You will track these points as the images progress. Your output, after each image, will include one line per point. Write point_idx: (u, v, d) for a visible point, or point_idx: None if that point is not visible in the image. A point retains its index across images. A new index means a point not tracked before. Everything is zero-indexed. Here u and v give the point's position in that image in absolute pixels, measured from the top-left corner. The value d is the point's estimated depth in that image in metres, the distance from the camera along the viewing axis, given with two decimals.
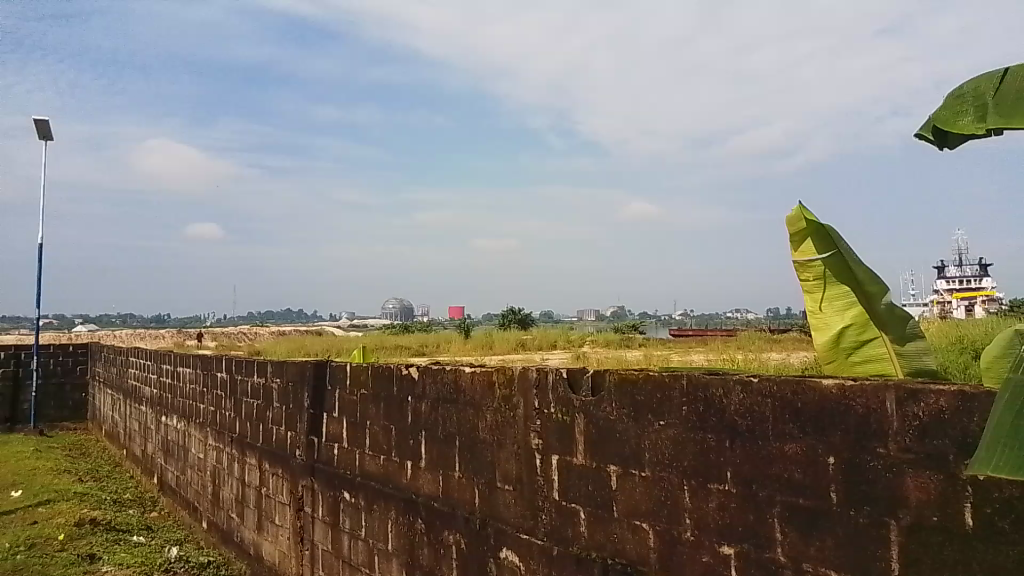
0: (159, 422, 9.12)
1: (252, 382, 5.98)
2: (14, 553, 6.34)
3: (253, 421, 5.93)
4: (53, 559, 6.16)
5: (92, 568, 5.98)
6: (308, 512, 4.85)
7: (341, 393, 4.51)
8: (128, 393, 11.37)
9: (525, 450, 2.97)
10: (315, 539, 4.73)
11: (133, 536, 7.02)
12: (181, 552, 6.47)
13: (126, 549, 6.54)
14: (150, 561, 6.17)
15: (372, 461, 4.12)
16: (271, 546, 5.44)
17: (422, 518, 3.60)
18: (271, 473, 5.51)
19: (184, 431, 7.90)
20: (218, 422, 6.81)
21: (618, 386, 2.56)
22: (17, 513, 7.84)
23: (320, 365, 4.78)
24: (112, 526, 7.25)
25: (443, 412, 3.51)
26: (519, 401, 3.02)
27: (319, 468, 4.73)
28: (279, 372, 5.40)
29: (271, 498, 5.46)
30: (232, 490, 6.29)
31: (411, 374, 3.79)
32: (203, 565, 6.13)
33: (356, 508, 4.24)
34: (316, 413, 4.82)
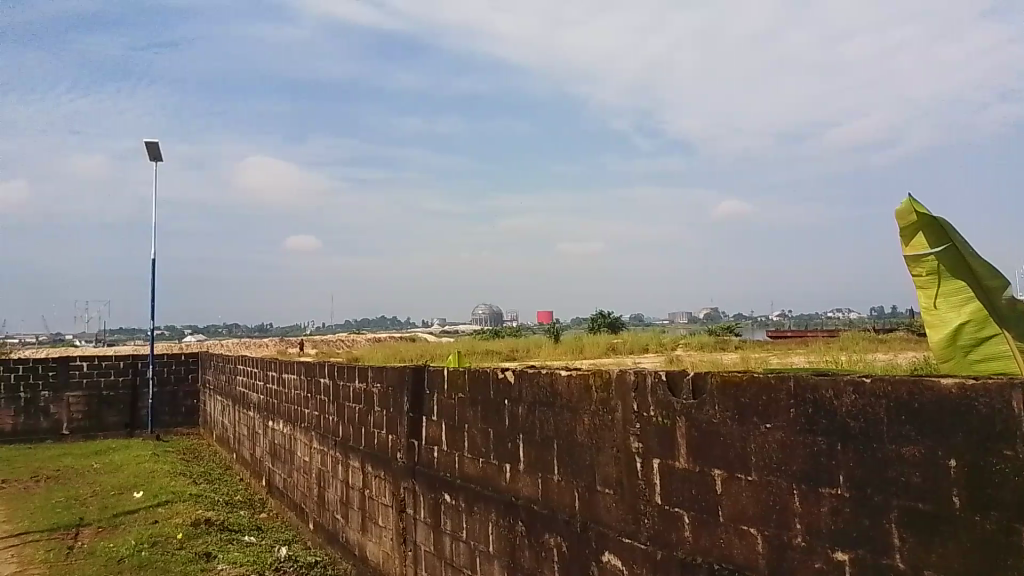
0: (265, 426, 9.51)
1: (354, 387, 6.16)
2: (138, 551, 6.73)
3: (355, 424, 6.09)
4: (174, 557, 6.51)
5: (209, 566, 6.28)
6: (410, 513, 4.95)
7: (439, 397, 4.59)
8: (236, 399, 11.87)
9: (625, 454, 2.95)
10: (418, 541, 4.82)
11: (244, 536, 7.33)
12: (290, 552, 6.71)
13: (238, 548, 6.83)
14: (262, 560, 6.43)
15: (471, 463, 4.17)
16: (375, 546, 5.57)
17: (522, 521, 3.62)
18: (373, 476, 5.66)
19: (289, 435, 8.21)
20: (322, 426, 7.04)
21: (721, 389, 2.51)
22: (140, 513, 8.33)
23: (418, 370, 4.88)
24: (226, 526, 7.60)
25: (541, 415, 3.52)
26: (617, 404, 3.00)
27: (420, 471, 4.83)
28: (380, 377, 5.54)
29: (374, 500, 5.60)
30: (336, 491, 6.49)
31: (507, 378, 3.83)
32: (310, 565, 6.35)
33: (456, 511, 4.30)
34: (415, 417, 4.93)
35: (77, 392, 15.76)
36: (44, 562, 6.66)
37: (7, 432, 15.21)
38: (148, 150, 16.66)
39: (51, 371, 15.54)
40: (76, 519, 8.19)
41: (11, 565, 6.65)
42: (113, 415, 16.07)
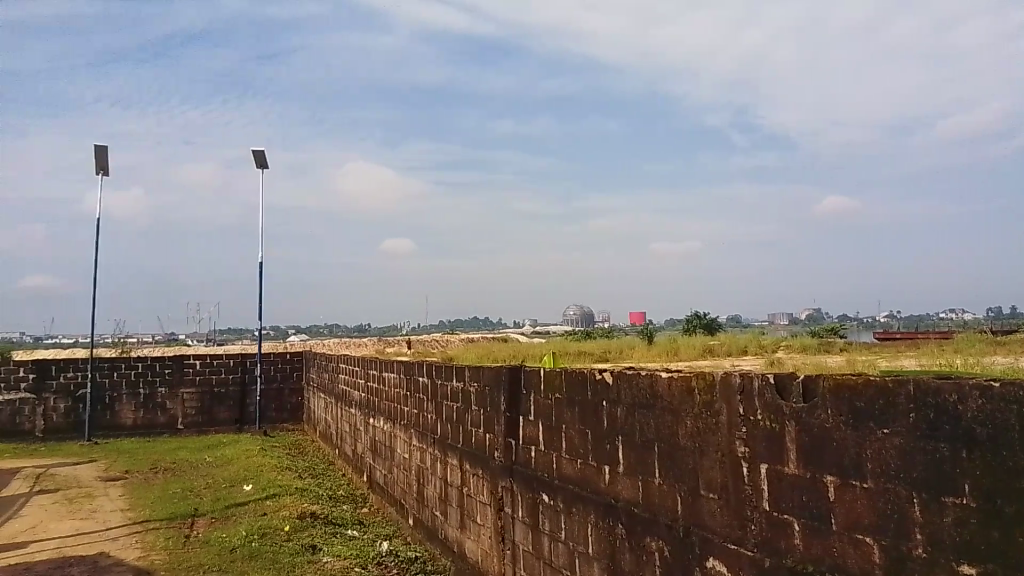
0: (366, 423, 9.78)
1: (451, 386, 6.26)
2: (249, 541, 7.04)
3: (453, 423, 6.18)
4: (282, 548, 6.78)
5: (314, 558, 6.50)
6: (508, 512, 4.98)
7: (536, 397, 4.60)
8: (339, 397, 12.26)
9: (730, 458, 2.88)
10: (516, 539, 4.85)
11: (347, 530, 7.56)
12: (391, 547, 6.87)
13: (342, 542, 7.04)
14: (365, 554, 6.62)
15: (569, 464, 4.16)
16: (474, 544, 5.64)
17: (623, 523, 3.59)
18: (472, 474, 5.73)
19: (390, 432, 8.41)
20: (421, 424, 7.18)
21: (834, 392, 2.42)
22: (250, 505, 8.72)
23: (515, 369, 4.91)
24: (330, 520, 7.84)
25: (641, 418, 3.47)
26: (721, 408, 2.93)
27: (518, 470, 4.85)
28: (477, 376, 5.61)
29: (473, 498, 5.66)
30: (435, 489, 6.60)
31: (605, 379, 3.80)
32: (411, 560, 6.49)
33: (555, 511, 4.31)
34: (513, 416, 4.95)
35: (191, 389, 16.62)
36: (164, 549, 7.04)
37: (128, 426, 16.19)
38: (254, 158, 17.43)
39: (166, 368, 16.45)
40: (192, 509, 8.64)
41: (135, 551, 7.07)
42: (224, 410, 16.86)
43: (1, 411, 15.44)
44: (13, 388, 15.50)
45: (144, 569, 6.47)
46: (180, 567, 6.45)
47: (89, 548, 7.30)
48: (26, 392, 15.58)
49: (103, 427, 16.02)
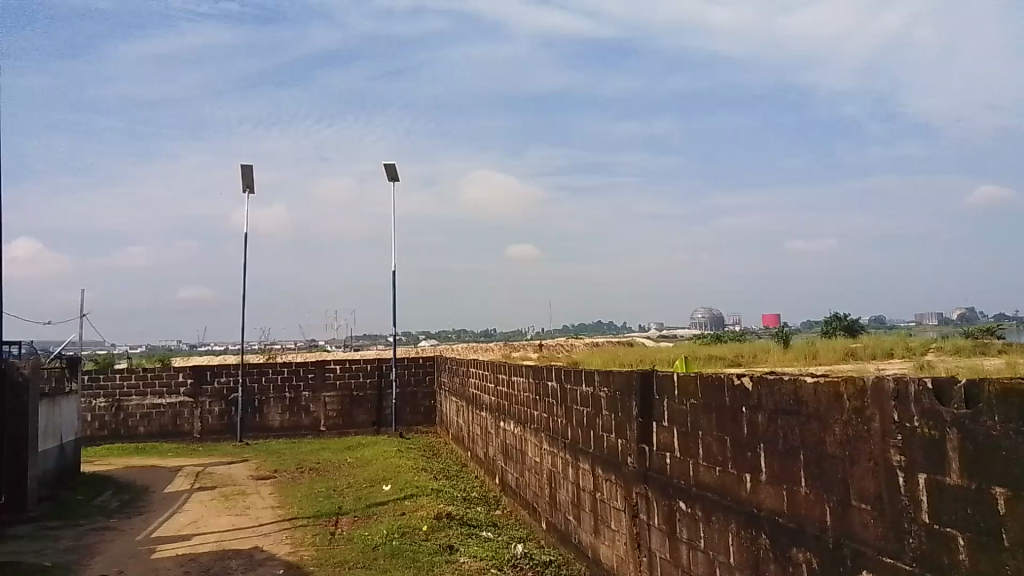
0: (498, 426, 9.92)
1: (581, 391, 6.26)
2: (390, 539, 7.31)
3: (584, 427, 6.18)
4: (421, 547, 6.99)
5: (452, 558, 6.67)
6: (643, 519, 4.93)
7: (670, 403, 4.53)
8: (470, 400, 12.52)
9: (884, 467, 2.73)
10: (653, 547, 4.78)
11: (482, 532, 7.71)
12: (526, 550, 6.95)
13: (477, 543, 7.19)
14: (500, 555, 6.73)
15: (707, 471, 4.07)
16: (609, 550, 5.61)
17: (767, 534, 3.48)
18: (605, 479, 5.70)
19: (520, 436, 8.50)
20: (552, 428, 7.22)
21: (1001, 397, 2.25)
22: (389, 504, 9.05)
23: (647, 375, 4.85)
24: (465, 521, 8.02)
25: (785, 424, 3.35)
26: (873, 415, 2.79)
27: (653, 476, 4.79)
28: (607, 381, 5.59)
29: (606, 503, 5.64)
30: (568, 493, 6.62)
31: (744, 385, 3.69)
32: (546, 563, 6.53)
33: (693, 519, 4.23)
34: (646, 421, 4.89)
35: (332, 392, 17.44)
36: (311, 545, 7.41)
37: (276, 427, 17.17)
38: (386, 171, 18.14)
39: (309, 373, 17.34)
40: (336, 507, 9.06)
41: (285, 546, 7.49)
42: (362, 413, 17.57)
43: (164, 414, 16.78)
44: (174, 392, 16.80)
45: (295, 564, 6.85)
46: (327, 563, 6.78)
47: (246, 541, 7.83)
48: (185, 396, 16.84)
49: (253, 428, 17.07)
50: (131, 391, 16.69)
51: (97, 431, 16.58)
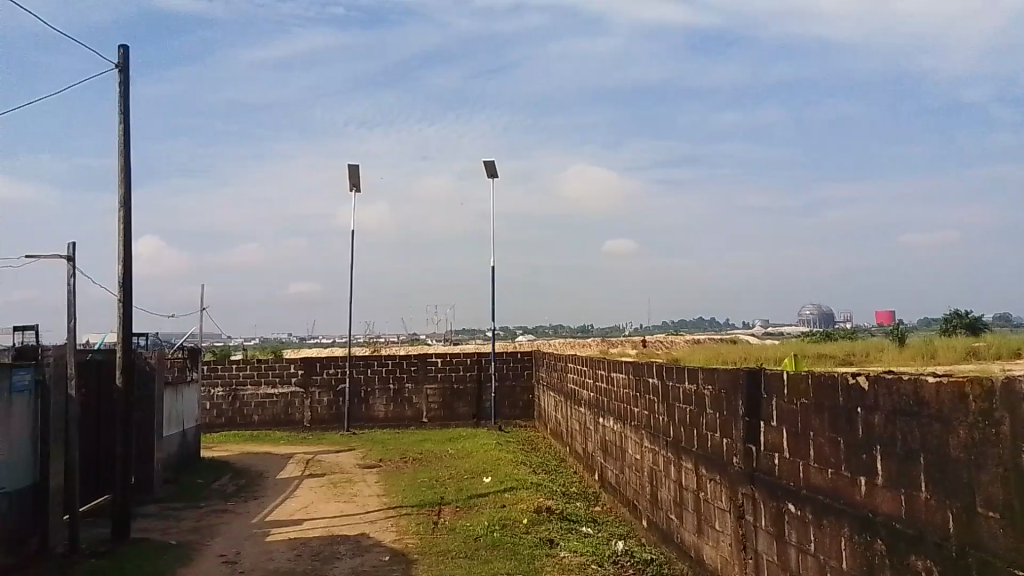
0: (596, 422, 9.90)
1: (684, 388, 6.17)
2: (491, 531, 7.42)
3: (687, 426, 6.09)
4: (522, 540, 7.07)
5: (552, 552, 6.70)
6: (750, 520, 4.81)
7: (779, 402, 4.40)
8: (568, 396, 12.52)
9: (1015, 473, 2.57)
10: (759, 549, 4.67)
11: (582, 527, 7.70)
12: (627, 547, 6.90)
13: (578, 538, 7.19)
14: (601, 551, 6.71)
15: (818, 474, 3.93)
16: (713, 550, 5.51)
17: (883, 539, 3.34)
18: (709, 478, 5.59)
19: (621, 433, 8.45)
20: (652, 426, 7.15)
21: None
22: (490, 496, 9.17)
23: (755, 373, 4.73)
24: (565, 516, 8.03)
25: (904, 426, 3.20)
26: (1002, 417, 2.63)
27: (760, 477, 4.67)
28: (712, 379, 5.48)
29: (710, 503, 5.53)
30: (670, 491, 6.53)
31: (859, 384, 3.54)
32: (647, 561, 6.48)
33: (803, 522, 4.09)
34: (753, 420, 4.77)
35: (433, 385, 17.78)
36: (416, 533, 7.61)
37: (380, 418, 17.66)
38: (485, 168, 18.36)
39: (411, 366, 17.75)
40: (439, 497, 9.25)
41: (391, 533, 7.71)
42: (462, 406, 17.84)
43: (277, 403, 17.57)
44: (285, 383, 17.56)
45: (400, 551, 7.05)
46: (431, 551, 6.95)
47: (353, 528, 8.10)
48: (296, 386, 17.58)
49: (359, 418, 17.63)
50: (246, 381, 17.55)
51: (216, 419, 17.54)
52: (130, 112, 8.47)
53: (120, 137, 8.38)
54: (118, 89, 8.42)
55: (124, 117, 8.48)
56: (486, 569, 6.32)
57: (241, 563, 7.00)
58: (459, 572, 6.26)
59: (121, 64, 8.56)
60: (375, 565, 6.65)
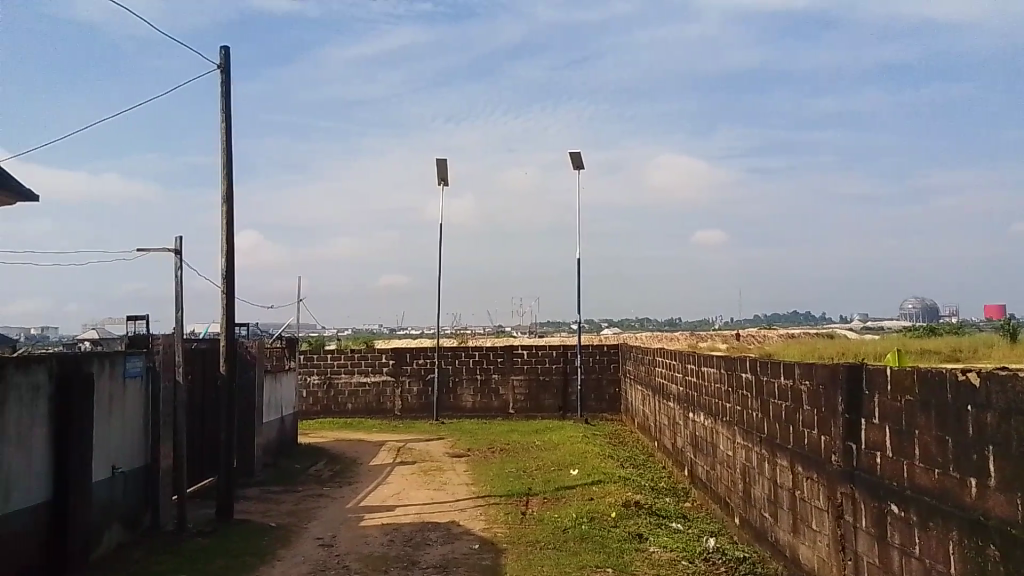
0: (686, 417, 9.75)
1: (779, 383, 6.01)
2: (580, 523, 7.42)
3: (783, 422, 5.93)
4: (610, 533, 7.05)
5: (642, 546, 6.66)
6: (849, 520, 4.65)
7: (881, 399, 4.23)
8: (657, 389, 12.38)
9: None
10: (859, 551, 4.51)
11: (672, 522, 7.61)
12: (719, 544, 6.78)
13: (668, 533, 7.12)
14: (691, 548, 6.62)
15: (924, 474, 3.76)
16: (809, 551, 5.36)
17: (996, 545, 3.17)
18: (806, 476, 5.43)
19: (712, 428, 8.29)
20: (746, 422, 6.98)
21: None
22: (577, 489, 9.18)
23: (856, 368, 4.56)
24: (654, 511, 7.96)
25: (1020, 425, 3.03)
26: None
27: (860, 476, 4.51)
28: (809, 374, 5.33)
29: (807, 502, 5.37)
30: (764, 489, 6.38)
31: (970, 380, 3.37)
32: (740, 559, 6.35)
33: (908, 524, 3.92)
34: (854, 418, 4.60)
35: (520, 376, 17.89)
36: (505, 523, 7.69)
37: (468, 408, 17.90)
38: (572, 160, 18.28)
39: (499, 357, 17.91)
40: (527, 488, 9.32)
41: (480, 522, 7.82)
42: (549, 398, 17.89)
43: (369, 392, 18.05)
44: (377, 372, 18.01)
45: (489, 539, 7.14)
46: (520, 541, 7.01)
47: (444, 515, 8.25)
48: (387, 375, 18.02)
49: (448, 408, 17.92)
50: (340, 370, 18.09)
51: (312, 406, 18.17)
52: (231, 110, 8.83)
53: (222, 135, 8.76)
54: (220, 88, 8.79)
55: (227, 116, 8.85)
56: (576, 560, 6.33)
57: (337, 546, 7.24)
58: (548, 563, 6.30)
59: (223, 65, 8.93)
60: (465, 553, 6.75)
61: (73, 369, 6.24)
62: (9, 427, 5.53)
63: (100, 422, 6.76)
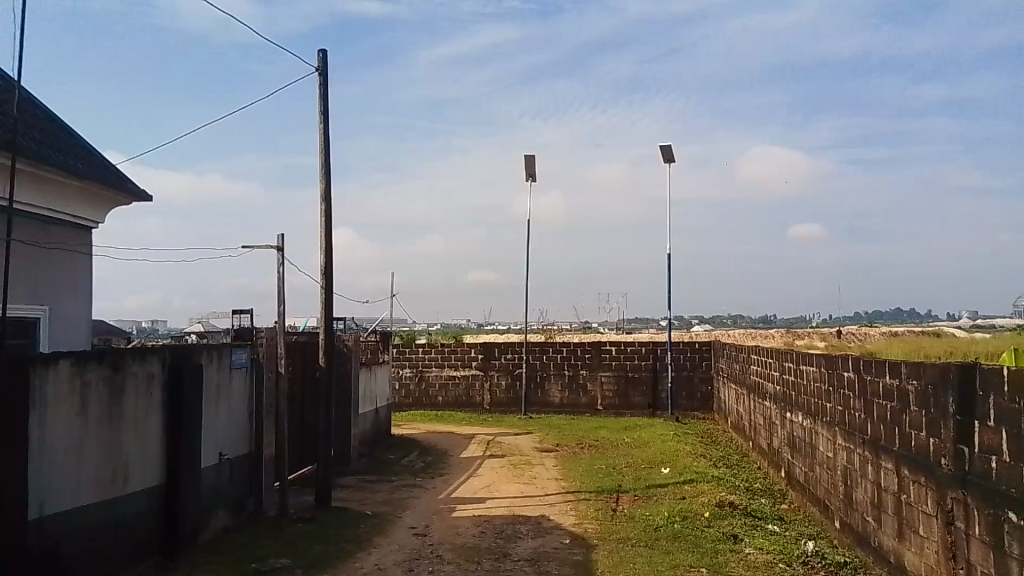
0: (783, 417, 9.47)
1: (884, 383, 5.78)
2: (672, 522, 7.33)
3: (887, 423, 5.70)
4: (704, 533, 6.94)
5: (737, 547, 6.54)
6: (960, 528, 4.44)
7: (997, 400, 4.01)
8: (751, 387, 12.07)
9: None
10: (972, 560, 4.29)
11: (768, 524, 7.42)
12: (818, 548, 6.57)
13: (764, 535, 6.95)
14: (789, 551, 6.44)
15: None
16: (915, 558, 5.14)
17: None
18: (912, 480, 5.21)
19: (811, 428, 8.02)
20: (848, 423, 6.74)
21: None
22: (669, 487, 9.06)
23: (968, 368, 4.34)
24: (750, 512, 7.79)
25: None
26: None
27: (972, 481, 4.30)
28: (917, 374, 5.11)
29: (913, 506, 5.16)
30: (866, 492, 6.15)
31: None
32: (841, 564, 6.13)
33: None
34: (966, 420, 4.38)
35: (609, 372, 17.77)
36: (595, 519, 7.68)
37: (556, 404, 17.92)
38: (661, 153, 18.02)
39: (587, 353, 17.85)
40: (617, 485, 9.28)
41: (570, 517, 7.84)
42: (638, 395, 17.70)
43: (459, 385, 18.32)
44: (466, 366, 18.25)
45: (580, 535, 7.15)
46: (611, 537, 6.98)
47: (534, 509, 8.31)
48: (477, 369, 18.24)
49: (536, 403, 18.00)
50: (430, 363, 18.42)
51: (404, 398, 18.60)
52: (329, 111, 9.12)
53: (321, 136, 9.05)
54: (318, 90, 9.10)
55: (325, 117, 9.14)
56: (668, 559, 6.26)
57: (430, 536, 7.39)
58: (640, 561, 6.26)
59: (322, 68, 9.23)
60: (556, 547, 6.78)
61: (183, 360, 6.58)
62: (127, 415, 5.87)
63: (209, 411, 7.12)
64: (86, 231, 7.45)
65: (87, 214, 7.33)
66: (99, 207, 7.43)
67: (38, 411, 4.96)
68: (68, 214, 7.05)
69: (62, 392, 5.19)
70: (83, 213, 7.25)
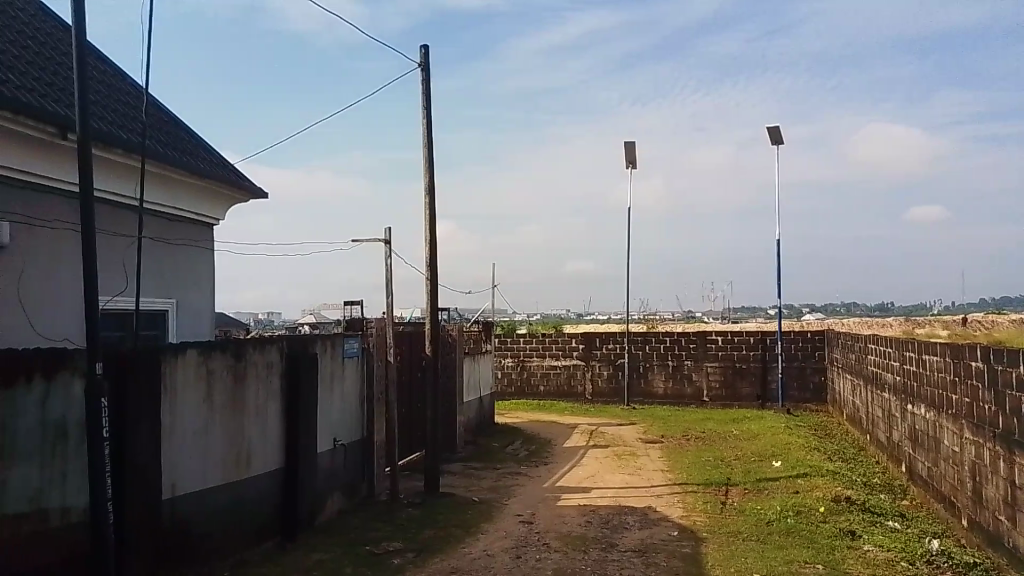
0: (904, 410, 9.02)
1: (1017, 373, 5.41)
2: (785, 517, 7.12)
3: (1021, 416, 5.33)
4: (820, 529, 6.70)
5: (855, 544, 6.28)
6: None
7: None
8: (868, 378, 11.55)
9: None
10: None
11: (888, 521, 7.09)
12: (944, 547, 6.23)
13: (884, 532, 6.65)
14: (912, 549, 6.13)
15: None
16: None
17: None
18: None
19: (935, 421, 7.60)
20: (976, 416, 6.35)
21: None
22: (781, 481, 8.79)
23: None
24: (868, 508, 7.46)
25: None
26: None
27: None
28: None
29: None
30: (998, 489, 5.78)
31: None
32: (970, 565, 5.78)
33: None
34: None
35: (715, 362, 17.39)
36: (703, 512, 7.54)
37: (660, 394, 17.67)
38: (768, 135, 17.45)
39: (692, 343, 17.52)
40: (725, 477, 9.08)
41: (677, 509, 7.73)
42: (746, 386, 17.24)
43: (561, 375, 18.35)
44: (569, 356, 18.27)
45: (688, 527, 7.04)
46: (720, 531, 6.85)
47: (640, 500, 8.24)
48: (578, 359, 18.23)
49: (639, 393, 17.82)
50: (532, 353, 18.55)
51: (507, 388, 18.81)
52: (430, 106, 9.29)
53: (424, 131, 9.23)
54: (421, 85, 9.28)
55: (427, 112, 9.31)
56: (781, 554, 6.09)
57: (536, 524, 7.45)
58: (752, 555, 6.11)
59: (423, 63, 9.40)
60: (663, 539, 6.70)
61: (300, 350, 6.86)
62: (248, 402, 6.18)
63: (324, 399, 7.40)
64: (207, 228, 7.86)
65: (209, 211, 7.74)
66: (218, 204, 7.83)
67: (169, 398, 5.29)
68: (192, 212, 7.47)
69: (191, 380, 5.52)
70: (205, 211, 7.66)
